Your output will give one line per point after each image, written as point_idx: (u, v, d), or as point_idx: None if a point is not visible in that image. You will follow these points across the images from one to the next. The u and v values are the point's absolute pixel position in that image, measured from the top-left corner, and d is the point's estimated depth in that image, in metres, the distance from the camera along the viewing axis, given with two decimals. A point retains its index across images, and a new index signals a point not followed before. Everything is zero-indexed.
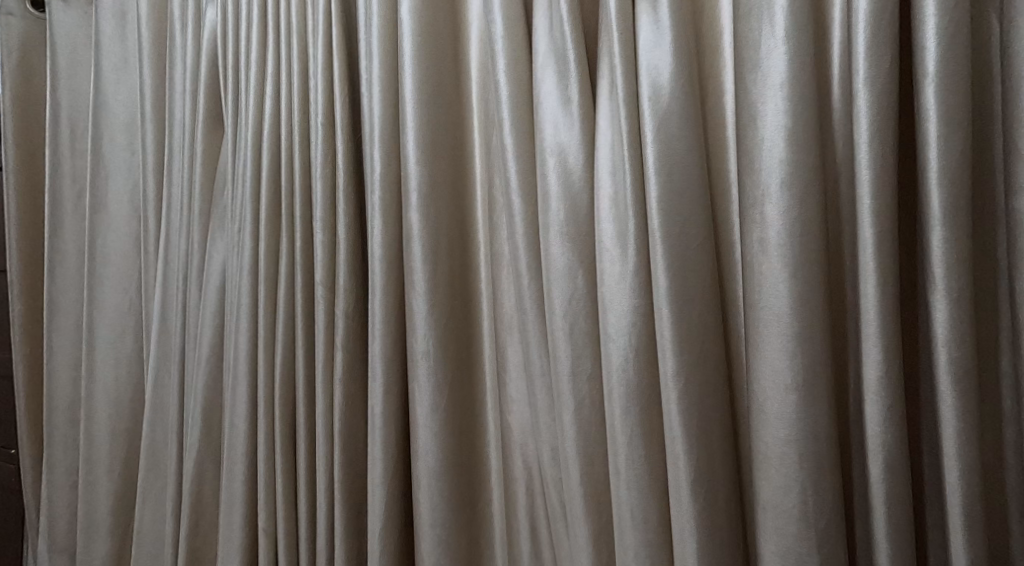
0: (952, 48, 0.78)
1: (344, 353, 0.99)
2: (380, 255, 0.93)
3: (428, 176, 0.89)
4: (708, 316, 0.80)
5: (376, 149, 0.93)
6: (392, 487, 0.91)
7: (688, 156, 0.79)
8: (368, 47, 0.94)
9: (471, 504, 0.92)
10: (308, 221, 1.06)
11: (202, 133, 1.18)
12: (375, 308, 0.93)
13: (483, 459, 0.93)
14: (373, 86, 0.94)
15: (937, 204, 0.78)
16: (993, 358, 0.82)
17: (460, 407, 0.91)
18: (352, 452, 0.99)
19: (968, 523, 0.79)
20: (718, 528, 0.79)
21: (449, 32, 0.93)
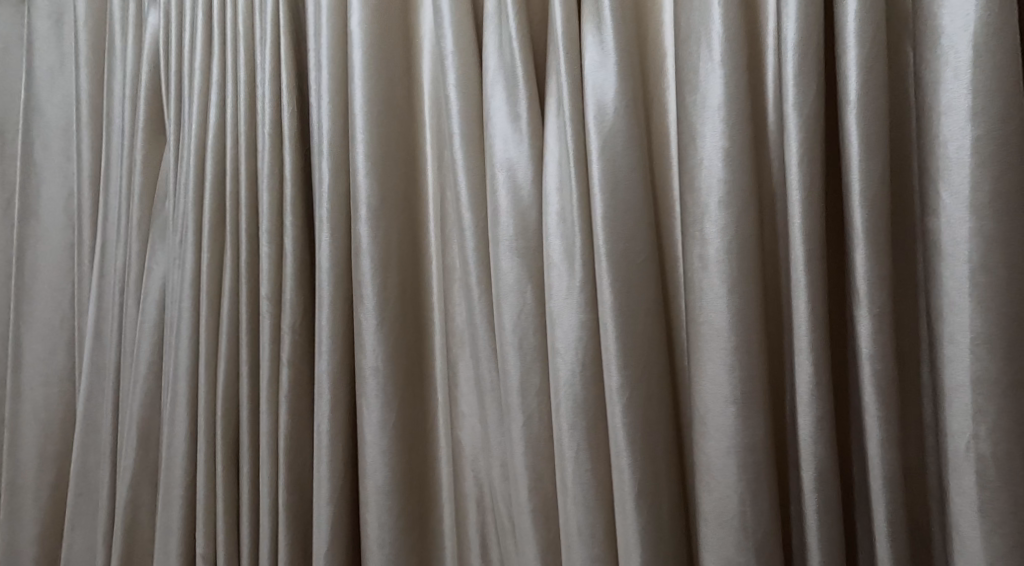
0: (871, 76, 0.83)
1: (292, 369, 0.99)
2: (327, 270, 0.93)
3: (377, 190, 0.90)
4: (651, 331, 0.82)
5: (325, 163, 0.94)
6: (338, 505, 0.92)
7: (631, 174, 0.82)
8: (318, 57, 0.96)
9: (421, 521, 0.92)
10: (256, 236, 1.08)
11: (143, 144, 1.21)
12: (322, 324, 0.93)
13: (433, 474, 0.94)
14: (322, 95, 0.95)
15: (860, 224, 0.83)
16: (914, 371, 0.86)
17: (410, 423, 0.92)
18: (297, 469, 1.00)
19: (892, 527, 0.82)
20: (662, 541, 0.80)
21: (400, 45, 0.95)
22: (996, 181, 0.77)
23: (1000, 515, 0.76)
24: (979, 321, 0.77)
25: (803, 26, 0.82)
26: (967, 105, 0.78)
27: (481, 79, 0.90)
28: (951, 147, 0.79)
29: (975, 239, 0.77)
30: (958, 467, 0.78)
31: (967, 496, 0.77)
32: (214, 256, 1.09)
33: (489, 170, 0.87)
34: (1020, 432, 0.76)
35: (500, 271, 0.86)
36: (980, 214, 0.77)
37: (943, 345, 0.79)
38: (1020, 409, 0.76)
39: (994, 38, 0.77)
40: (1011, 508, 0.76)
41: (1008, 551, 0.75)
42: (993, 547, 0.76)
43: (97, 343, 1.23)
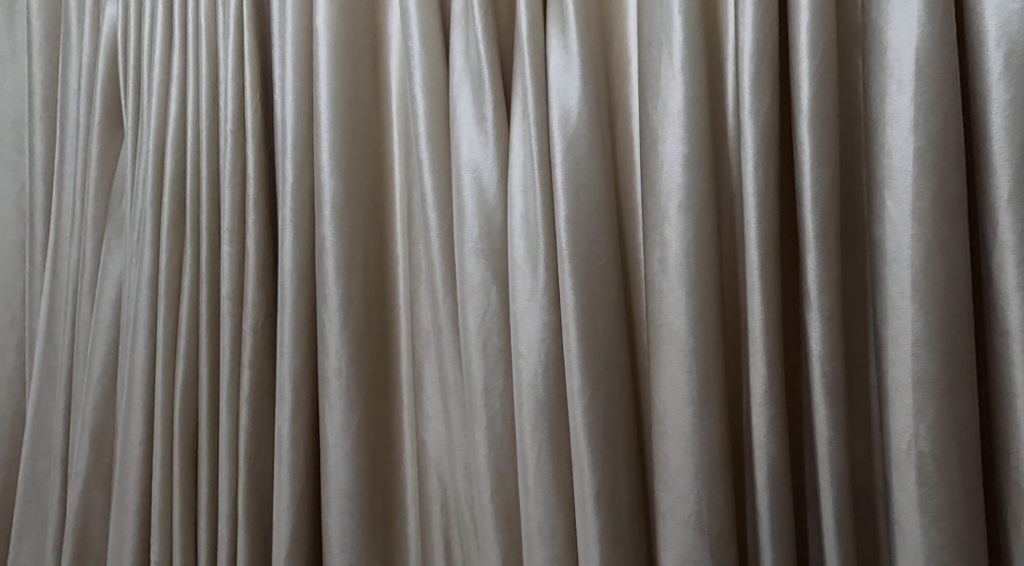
0: (823, 85, 0.85)
1: (253, 371, 1.00)
2: (290, 269, 0.94)
3: (342, 190, 0.91)
4: (612, 332, 0.83)
5: (289, 161, 0.95)
6: (299, 506, 0.92)
7: (593, 177, 0.83)
8: (283, 53, 0.97)
9: (386, 523, 0.93)
10: (217, 234, 1.09)
11: (99, 137, 1.21)
12: (285, 325, 0.94)
13: (398, 473, 0.95)
14: (287, 93, 0.96)
15: (812, 229, 0.86)
16: (861, 372, 0.89)
17: (374, 425, 0.92)
18: (257, 474, 1.00)
19: (839, 524, 0.85)
20: (620, 540, 0.81)
21: (369, 44, 0.96)
22: (936, 190, 0.80)
23: (938, 509, 0.79)
24: (920, 323, 0.80)
25: (759, 36, 0.84)
26: (910, 117, 0.81)
27: (448, 79, 0.90)
28: (895, 157, 0.82)
29: (916, 245, 0.81)
30: (899, 464, 0.81)
31: (908, 492, 0.81)
32: (173, 256, 1.09)
33: (454, 171, 0.88)
34: (957, 430, 0.79)
35: (465, 273, 0.87)
36: (921, 221, 0.80)
37: (887, 348, 0.82)
38: (958, 409, 0.79)
39: (935, 52, 0.81)
40: (948, 503, 0.79)
41: (944, 544, 0.79)
42: (930, 541, 0.79)
43: (49, 345, 1.22)
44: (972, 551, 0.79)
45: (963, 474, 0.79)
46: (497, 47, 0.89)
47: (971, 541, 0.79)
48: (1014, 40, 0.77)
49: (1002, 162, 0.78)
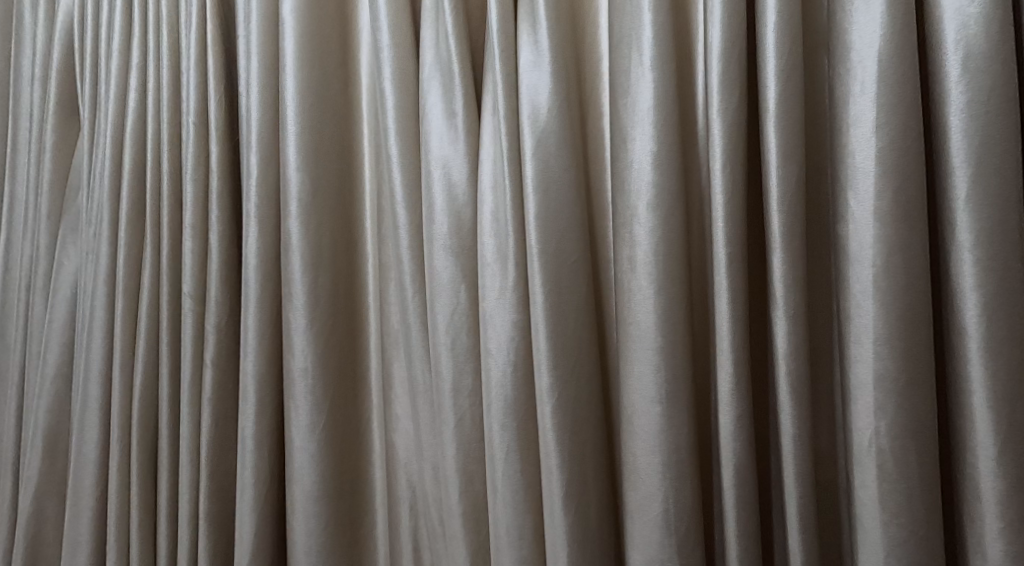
0: (788, 86, 0.86)
1: (216, 370, 0.98)
2: (254, 266, 0.93)
3: (309, 184, 0.90)
4: (581, 330, 0.82)
5: (254, 155, 0.94)
6: (262, 507, 0.91)
7: (563, 174, 0.82)
8: (248, 44, 0.95)
9: (351, 525, 0.91)
10: (179, 230, 1.06)
11: (53, 127, 1.18)
12: (248, 324, 0.93)
13: (364, 475, 0.93)
14: (252, 86, 0.95)
15: (778, 228, 0.86)
16: (826, 371, 0.90)
17: (341, 425, 0.91)
18: (219, 476, 0.98)
19: (802, 522, 0.85)
20: (589, 541, 0.80)
21: (339, 38, 0.95)
22: (896, 190, 0.81)
23: (897, 505, 0.80)
24: (881, 322, 0.81)
25: (727, 35, 0.85)
26: (872, 118, 0.82)
27: (418, 74, 0.90)
28: (857, 157, 0.83)
29: (878, 245, 0.81)
30: (861, 461, 0.82)
31: (869, 489, 0.82)
32: (132, 252, 1.07)
33: (424, 166, 0.87)
34: (916, 427, 0.80)
35: (435, 271, 0.86)
36: (883, 221, 0.81)
37: (850, 346, 0.83)
38: (916, 406, 0.80)
39: (896, 55, 0.82)
40: (906, 499, 0.80)
41: (902, 539, 0.80)
42: (890, 536, 0.80)
43: (3, 342, 1.22)
44: (931, 546, 0.80)
45: (921, 470, 0.80)
46: (468, 42, 0.88)
47: (929, 536, 0.80)
48: (970, 43, 0.78)
49: (959, 162, 0.78)
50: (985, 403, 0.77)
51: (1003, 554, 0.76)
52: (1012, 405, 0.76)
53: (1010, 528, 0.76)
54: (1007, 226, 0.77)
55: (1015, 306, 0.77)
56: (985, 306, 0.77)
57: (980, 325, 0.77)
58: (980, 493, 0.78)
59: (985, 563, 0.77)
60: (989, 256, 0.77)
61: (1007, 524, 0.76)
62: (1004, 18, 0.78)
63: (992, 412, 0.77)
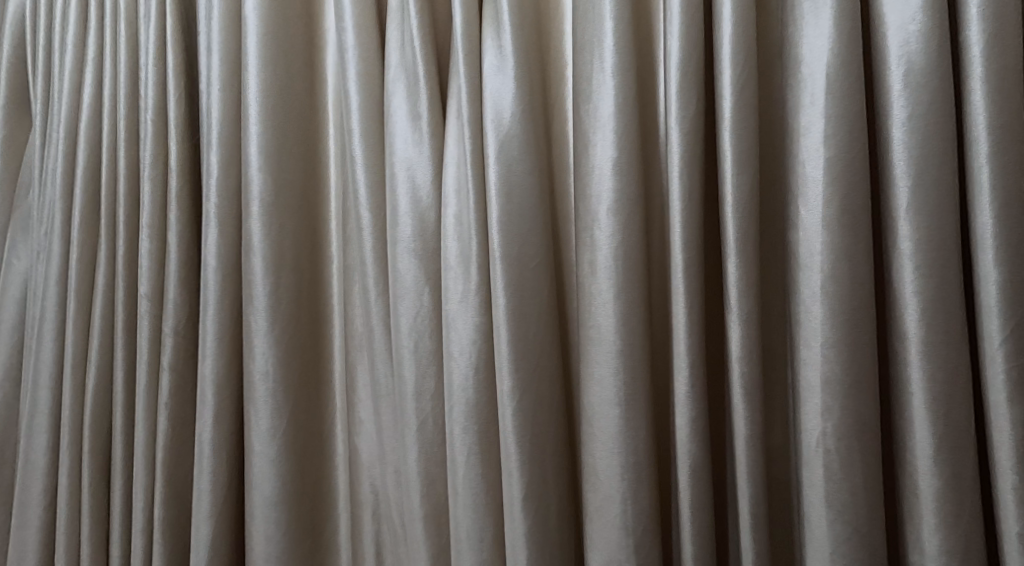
0: (743, 95, 0.88)
1: (173, 375, 0.96)
2: (214, 268, 0.92)
3: (271, 185, 0.89)
4: (539, 333, 0.82)
5: (215, 155, 0.93)
6: (218, 512, 0.90)
7: (526, 178, 0.83)
8: (209, 42, 0.95)
9: (308, 530, 0.90)
10: (135, 232, 1.04)
11: (6, 123, 1.20)
12: (207, 326, 0.92)
13: (323, 481, 0.92)
14: (213, 84, 0.94)
15: (733, 234, 0.87)
16: (779, 374, 0.92)
17: (301, 430, 0.90)
18: (175, 481, 0.96)
19: (754, 522, 0.87)
20: (548, 542, 0.81)
21: (303, 38, 0.94)
22: (843, 198, 0.84)
23: (842, 503, 0.83)
24: (829, 326, 0.83)
25: (686, 44, 0.86)
26: (821, 129, 0.85)
27: (383, 75, 0.90)
28: (808, 166, 0.85)
29: (826, 251, 0.84)
30: (810, 461, 0.84)
31: (816, 488, 0.84)
32: (86, 250, 1.06)
33: (388, 169, 0.87)
34: (862, 428, 0.83)
35: (399, 273, 0.86)
36: (831, 228, 0.84)
37: (801, 350, 0.85)
38: (861, 408, 0.83)
39: (843, 68, 0.84)
40: (850, 497, 0.83)
41: (847, 537, 0.82)
42: (835, 533, 0.83)
43: None
44: (872, 543, 0.82)
45: (864, 470, 0.83)
46: (434, 44, 0.89)
47: (870, 533, 0.82)
48: (911, 59, 0.81)
49: (902, 173, 0.81)
50: (924, 405, 0.80)
51: (938, 550, 0.79)
52: (948, 407, 0.79)
53: (945, 524, 0.79)
54: (945, 234, 0.80)
55: (951, 311, 0.80)
56: (925, 311, 0.80)
57: (920, 330, 0.80)
58: (918, 491, 0.81)
59: (928, 559, 0.80)
60: (929, 263, 0.80)
61: (942, 521, 0.79)
62: (944, 35, 0.81)
63: (931, 413, 0.80)
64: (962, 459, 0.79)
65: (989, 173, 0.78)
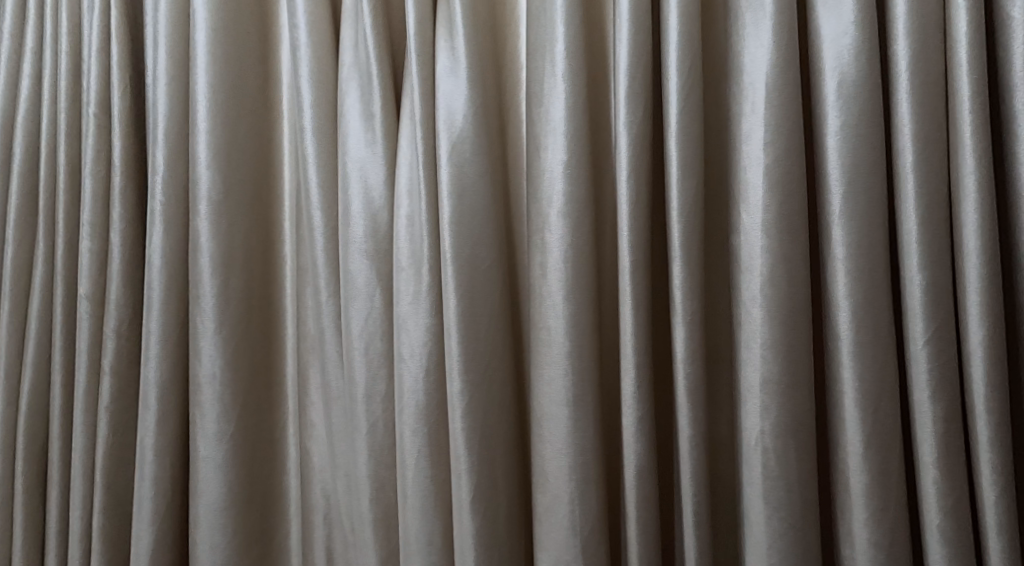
0: (688, 100, 0.89)
1: (115, 378, 0.94)
2: (158, 267, 0.90)
3: (220, 184, 0.88)
4: (489, 336, 0.82)
5: (160, 151, 0.91)
6: (161, 518, 0.89)
7: (478, 180, 0.83)
8: (155, 35, 0.93)
9: (256, 537, 0.89)
10: (75, 231, 1.01)
11: None
12: (151, 327, 0.90)
13: (272, 486, 0.91)
14: (159, 78, 0.92)
15: (678, 238, 0.89)
16: (722, 375, 0.94)
17: (250, 435, 0.89)
18: (116, 487, 0.94)
19: (697, 520, 0.88)
20: (497, 544, 0.81)
21: (256, 35, 0.93)
22: (781, 203, 0.86)
23: (779, 500, 0.85)
24: (768, 328, 0.85)
25: (634, 49, 0.88)
26: (761, 137, 0.87)
27: (336, 75, 0.89)
28: (749, 173, 0.88)
29: (766, 255, 0.86)
30: (749, 460, 0.86)
31: (755, 486, 0.86)
32: (23, 248, 1.03)
33: (341, 169, 0.87)
34: (797, 427, 0.85)
35: (351, 275, 0.85)
36: (770, 233, 0.86)
37: (742, 352, 0.87)
38: (797, 408, 0.85)
39: (781, 77, 0.87)
40: (787, 494, 0.85)
41: (783, 533, 0.85)
42: (772, 530, 0.85)
43: None
44: (807, 539, 0.85)
45: (800, 468, 0.85)
46: (387, 45, 0.88)
47: (806, 528, 0.85)
48: (844, 70, 0.84)
49: (835, 179, 0.84)
50: (854, 404, 0.83)
51: (867, 543, 0.82)
52: (875, 406, 0.82)
53: (873, 518, 0.82)
54: (875, 239, 0.82)
55: (880, 314, 0.82)
56: (856, 313, 0.82)
57: (852, 332, 0.83)
58: (850, 487, 0.83)
59: (858, 553, 0.83)
60: (860, 267, 0.82)
61: (871, 515, 0.82)
62: (874, 48, 0.84)
63: (861, 412, 0.83)
64: (889, 456, 0.82)
65: (913, 180, 0.81)
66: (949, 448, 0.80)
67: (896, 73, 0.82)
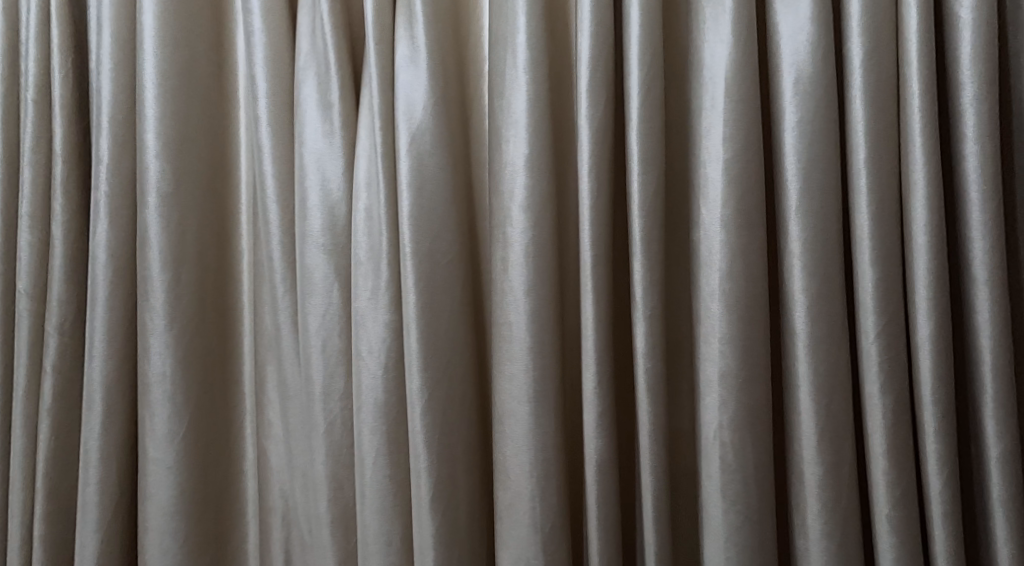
0: (649, 96, 0.88)
1: (56, 379, 0.91)
2: (103, 261, 0.86)
3: (171, 175, 0.85)
4: (448, 332, 0.81)
5: (105, 140, 0.87)
6: (107, 523, 0.86)
7: (438, 172, 0.81)
8: (99, 17, 0.89)
9: (209, 539, 0.87)
10: (14, 223, 0.96)
11: None
12: (95, 323, 0.87)
13: (226, 487, 0.89)
14: (104, 63, 0.88)
15: (639, 232, 0.88)
16: (681, 369, 0.94)
17: (203, 435, 0.86)
18: (59, 491, 0.91)
19: (657, 516, 0.88)
20: (456, 543, 0.80)
21: (210, 20, 0.89)
22: (740, 198, 0.85)
23: (736, 494, 0.85)
24: (726, 322, 0.85)
25: (596, 42, 0.86)
26: (720, 131, 0.86)
27: (293, 64, 0.86)
28: (709, 168, 0.87)
29: (725, 249, 0.85)
30: (708, 454, 0.86)
31: (712, 480, 0.86)
32: None
33: (297, 161, 0.84)
34: (753, 421, 0.85)
35: (308, 269, 0.83)
36: (728, 227, 0.85)
37: (701, 347, 0.87)
38: (754, 402, 0.85)
39: (741, 72, 0.86)
40: (743, 487, 0.85)
41: (739, 526, 0.84)
42: (730, 523, 0.85)
43: None
44: (762, 531, 0.85)
45: (757, 462, 0.85)
46: (345, 33, 0.86)
47: (762, 521, 0.85)
48: (801, 66, 0.84)
49: (792, 174, 0.83)
50: (808, 398, 0.83)
51: (820, 533, 0.82)
52: (829, 399, 0.82)
53: (827, 509, 0.82)
54: (828, 232, 0.82)
55: (833, 308, 0.82)
56: (810, 307, 0.82)
57: (806, 326, 0.83)
58: (804, 479, 0.83)
59: (809, 546, 0.83)
60: (816, 261, 0.82)
61: (824, 506, 0.82)
62: (828, 45, 0.84)
63: (815, 406, 0.83)
64: (841, 448, 0.82)
65: (865, 175, 0.81)
66: (898, 440, 0.81)
67: (851, 69, 0.82)
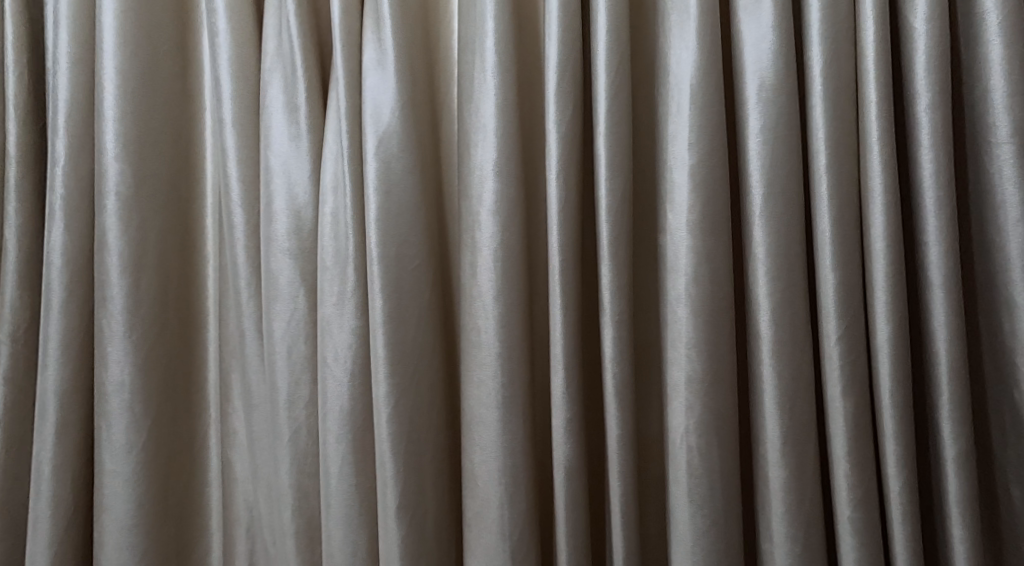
0: (616, 101, 0.88)
1: (10, 387, 0.88)
2: (59, 266, 0.84)
3: (130, 177, 0.82)
4: (415, 338, 0.79)
5: (61, 141, 0.84)
6: (60, 536, 0.83)
7: (407, 177, 0.80)
8: (56, 15, 0.86)
9: (169, 551, 0.84)
10: None
11: None
12: (50, 331, 0.84)
13: (187, 498, 0.86)
14: (61, 62, 0.85)
15: (607, 237, 0.87)
16: (649, 376, 0.93)
17: (163, 444, 0.84)
18: (13, 503, 0.88)
19: (625, 521, 0.87)
20: (423, 551, 0.78)
21: (173, 20, 0.87)
22: (706, 203, 0.85)
23: (704, 497, 0.84)
24: (694, 327, 0.85)
25: (565, 47, 0.86)
26: (686, 137, 0.87)
27: (259, 66, 0.85)
28: (676, 173, 0.87)
29: (691, 254, 0.85)
30: (675, 459, 0.86)
31: (679, 484, 0.86)
32: None
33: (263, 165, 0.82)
34: (719, 425, 0.85)
35: (273, 275, 0.82)
36: (694, 232, 0.85)
37: (669, 351, 0.87)
38: (722, 406, 0.85)
39: (707, 79, 0.86)
40: (709, 491, 0.84)
41: (704, 530, 0.84)
42: (696, 527, 0.84)
43: None
44: (729, 534, 0.85)
45: (724, 466, 0.85)
46: (312, 35, 0.84)
47: (728, 525, 0.85)
48: (764, 74, 0.84)
49: (755, 180, 0.84)
50: (774, 402, 0.83)
51: (785, 536, 0.82)
52: (792, 402, 0.82)
53: (790, 512, 0.82)
54: (792, 237, 0.83)
55: (797, 312, 0.83)
56: (774, 311, 0.83)
57: (770, 330, 0.83)
58: (769, 482, 0.83)
59: (774, 549, 0.83)
60: (779, 266, 0.83)
61: (789, 509, 0.83)
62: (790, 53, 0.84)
63: (780, 410, 0.83)
64: (805, 452, 0.83)
65: (826, 181, 0.82)
66: (859, 442, 0.81)
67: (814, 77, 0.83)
